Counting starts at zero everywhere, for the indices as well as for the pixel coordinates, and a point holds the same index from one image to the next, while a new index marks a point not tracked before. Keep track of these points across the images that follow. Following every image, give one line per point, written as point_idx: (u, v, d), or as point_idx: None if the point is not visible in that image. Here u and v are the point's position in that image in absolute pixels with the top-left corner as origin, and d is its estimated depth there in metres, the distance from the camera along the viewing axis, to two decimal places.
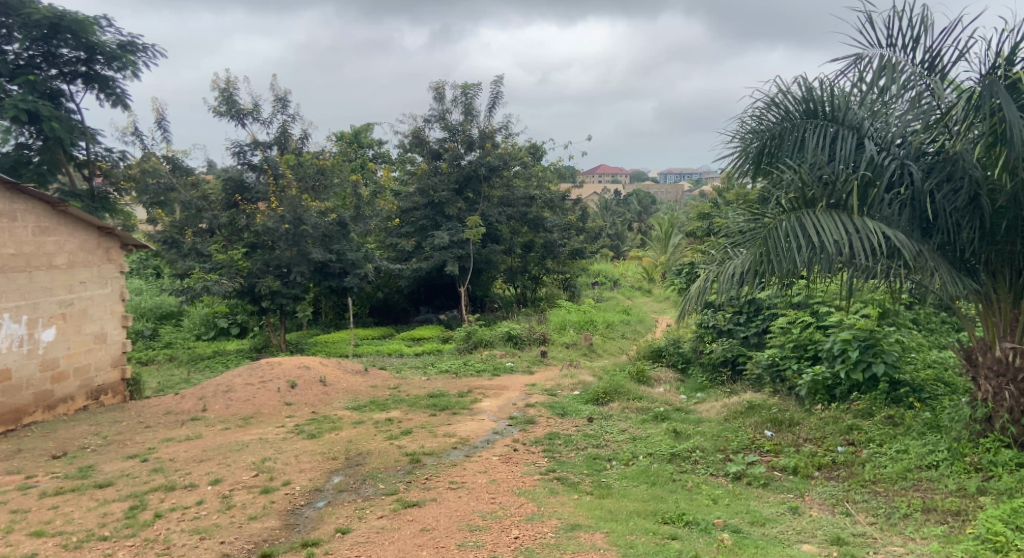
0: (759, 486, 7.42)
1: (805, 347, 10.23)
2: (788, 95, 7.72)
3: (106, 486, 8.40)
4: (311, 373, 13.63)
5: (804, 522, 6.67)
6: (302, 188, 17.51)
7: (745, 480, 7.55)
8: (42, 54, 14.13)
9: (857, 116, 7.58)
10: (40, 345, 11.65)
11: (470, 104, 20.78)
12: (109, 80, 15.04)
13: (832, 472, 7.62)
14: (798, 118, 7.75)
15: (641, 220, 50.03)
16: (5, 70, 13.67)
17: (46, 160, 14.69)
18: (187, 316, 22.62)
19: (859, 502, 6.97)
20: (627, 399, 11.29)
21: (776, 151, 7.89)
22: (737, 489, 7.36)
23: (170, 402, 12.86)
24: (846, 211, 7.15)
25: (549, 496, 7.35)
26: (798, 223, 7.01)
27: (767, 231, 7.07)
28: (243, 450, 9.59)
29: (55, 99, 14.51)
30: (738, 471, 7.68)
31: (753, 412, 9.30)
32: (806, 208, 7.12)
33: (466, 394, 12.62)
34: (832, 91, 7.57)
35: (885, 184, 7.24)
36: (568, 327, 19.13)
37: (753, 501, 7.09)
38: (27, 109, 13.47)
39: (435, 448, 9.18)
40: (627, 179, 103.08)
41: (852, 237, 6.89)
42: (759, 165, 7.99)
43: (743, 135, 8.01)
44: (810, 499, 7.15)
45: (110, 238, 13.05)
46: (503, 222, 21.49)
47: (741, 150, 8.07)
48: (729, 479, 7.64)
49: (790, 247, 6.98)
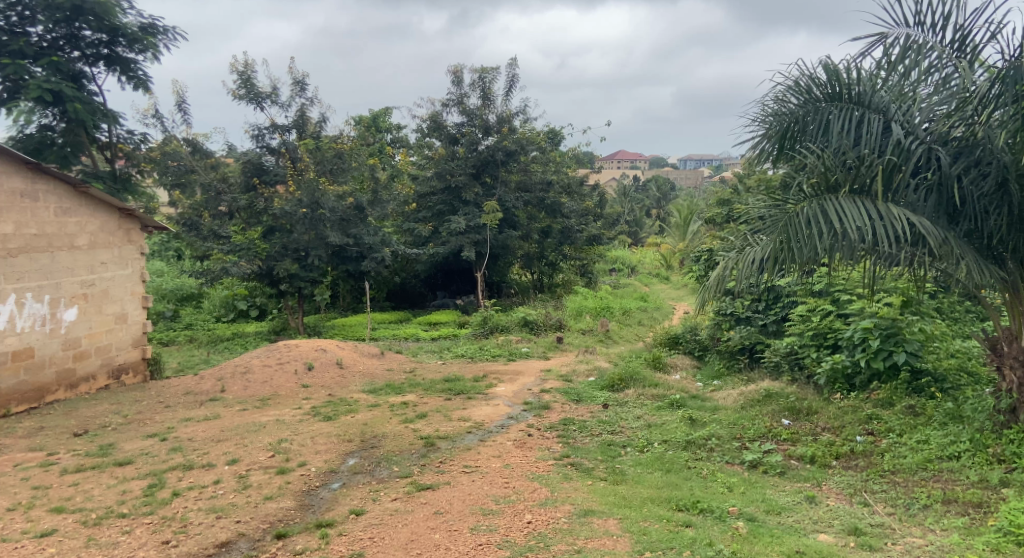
0: (775, 474, 7.36)
1: (824, 336, 10.13)
2: (811, 77, 7.57)
3: (126, 464, 8.50)
4: (327, 356, 13.75)
5: (821, 511, 6.61)
6: (319, 171, 17.74)
7: (762, 469, 7.48)
8: (65, 36, 14.19)
9: (883, 99, 7.42)
10: (61, 325, 11.88)
11: (487, 89, 20.70)
12: (130, 63, 15.10)
13: (850, 462, 7.54)
14: (822, 100, 7.59)
15: (660, 206, 49.94)
16: (30, 52, 13.75)
17: (69, 142, 14.82)
18: (208, 298, 22.82)
19: (878, 492, 6.89)
20: (643, 386, 11.27)
21: (799, 135, 7.73)
22: (753, 477, 7.30)
23: (189, 383, 12.98)
24: (870, 197, 7.02)
25: (562, 481, 7.32)
26: (820, 209, 6.90)
27: (788, 218, 6.97)
28: (260, 431, 9.67)
29: (78, 81, 14.60)
30: (753, 460, 7.63)
31: (769, 401, 9.23)
32: (829, 193, 7.01)
33: (481, 379, 12.63)
34: (857, 73, 7.42)
35: (911, 169, 7.10)
36: (584, 314, 19.11)
37: (767, 489, 7.03)
38: (51, 90, 13.53)
39: (450, 432, 9.20)
40: (646, 166, 102.45)
41: (876, 224, 6.77)
42: (780, 149, 7.84)
43: (764, 118, 7.86)
44: (827, 488, 7.08)
45: (130, 220, 13.27)
46: (520, 207, 21.46)
47: (762, 134, 7.93)
48: (744, 467, 7.58)
49: (811, 234, 6.89)
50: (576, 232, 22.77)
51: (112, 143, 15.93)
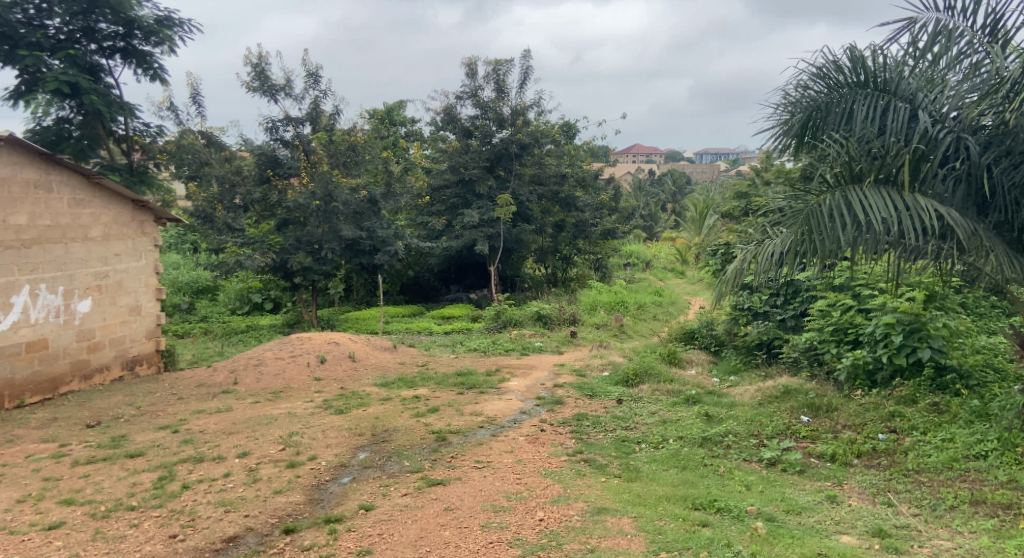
0: (794, 473, 7.20)
1: (845, 331, 9.98)
2: (835, 64, 7.39)
3: (137, 456, 8.46)
4: (340, 349, 13.68)
5: (843, 511, 6.46)
6: (333, 164, 17.77)
7: (780, 467, 7.33)
8: (81, 29, 14.16)
9: (910, 87, 7.23)
10: (75, 316, 11.88)
11: (501, 81, 20.53)
12: (146, 55, 15.09)
13: (873, 460, 7.37)
14: (846, 87, 7.41)
15: (675, 200, 49.67)
16: (47, 45, 13.74)
17: (86, 135, 14.88)
18: (224, 291, 22.84)
19: (902, 492, 6.73)
20: (658, 381, 11.21)
21: (821, 123, 7.55)
22: (772, 475, 7.14)
23: (203, 375, 12.96)
24: (897, 187, 6.82)
25: (575, 478, 7.19)
26: (843, 200, 6.72)
27: (810, 208, 6.78)
28: (271, 424, 9.63)
29: (95, 74, 14.60)
30: (771, 457, 7.47)
31: (787, 398, 9.10)
32: (854, 183, 6.82)
33: (494, 373, 12.53)
34: (883, 59, 7.24)
35: (940, 158, 6.91)
36: (598, 308, 18.98)
37: (786, 488, 6.88)
38: (68, 82, 13.56)
39: (461, 427, 9.13)
40: (662, 160, 101.91)
41: (902, 215, 6.58)
42: (802, 139, 7.66)
43: (786, 107, 7.68)
44: (849, 487, 6.92)
45: (145, 212, 13.24)
46: (534, 201, 21.36)
47: (783, 123, 7.75)
48: (762, 465, 7.43)
49: (834, 225, 6.70)
50: (590, 226, 22.61)
51: (129, 137, 16.42)
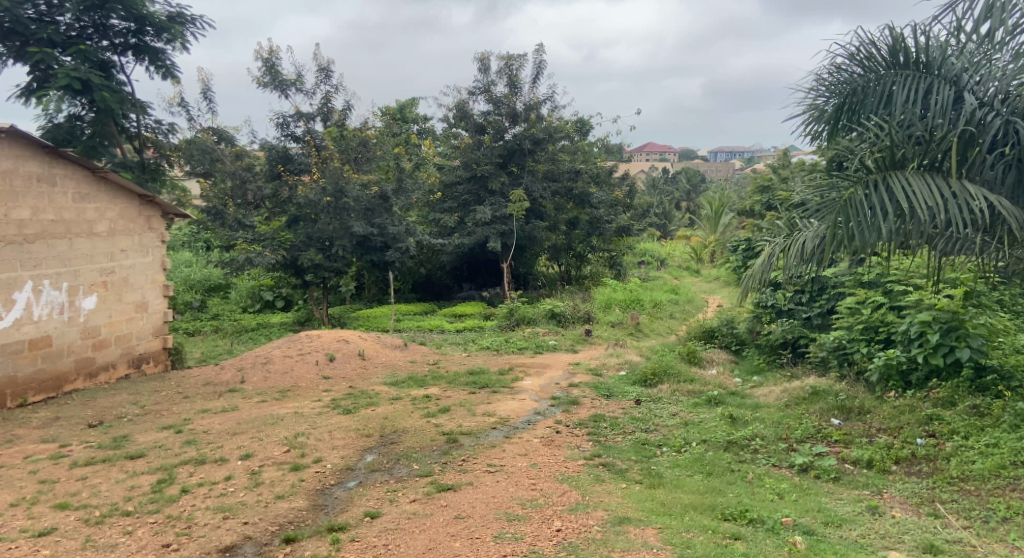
0: (829, 480, 6.80)
1: (876, 329, 9.69)
2: (872, 44, 7.00)
3: (137, 458, 8.16)
4: (350, 346, 13.38)
5: (887, 524, 6.05)
6: (344, 160, 17.55)
7: (813, 473, 6.92)
8: (93, 26, 13.89)
9: (955, 67, 6.80)
10: (80, 313, 11.63)
11: (514, 76, 20.21)
12: (159, 52, 14.85)
13: (912, 467, 6.96)
14: (884, 69, 7.00)
15: (689, 199, 49.22)
16: (58, 40, 13.42)
17: (97, 133, 14.60)
18: (236, 289, 22.62)
19: (949, 503, 6.32)
20: (678, 381, 10.96)
21: (858, 107, 7.17)
22: (805, 483, 6.74)
23: (210, 373, 12.68)
24: (942, 174, 6.41)
25: (594, 484, 6.83)
26: (884, 186, 6.33)
27: (849, 194, 6.39)
28: (277, 424, 9.34)
29: (106, 70, 14.34)
30: (804, 463, 7.06)
31: (816, 399, 8.97)
32: (895, 168, 6.43)
33: (507, 372, 12.18)
34: (925, 38, 6.82)
35: (988, 143, 6.47)
36: (614, 306, 18.63)
37: (823, 497, 6.49)
38: (79, 79, 13.30)
39: (473, 428, 8.80)
40: (675, 158, 101.29)
41: (948, 203, 6.18)
42: (837, 123, 7.28)
43: (819, 91, 7.32)
44: (890, 496, 6.52)
45: (151, 206, 12.98)
46: (548, 197, 21.01)
47: (817, 108, 7.37)
48: (794, 471, 7.03)
49: (875, 213, 6.32)
50: (604, 223, 22.24)
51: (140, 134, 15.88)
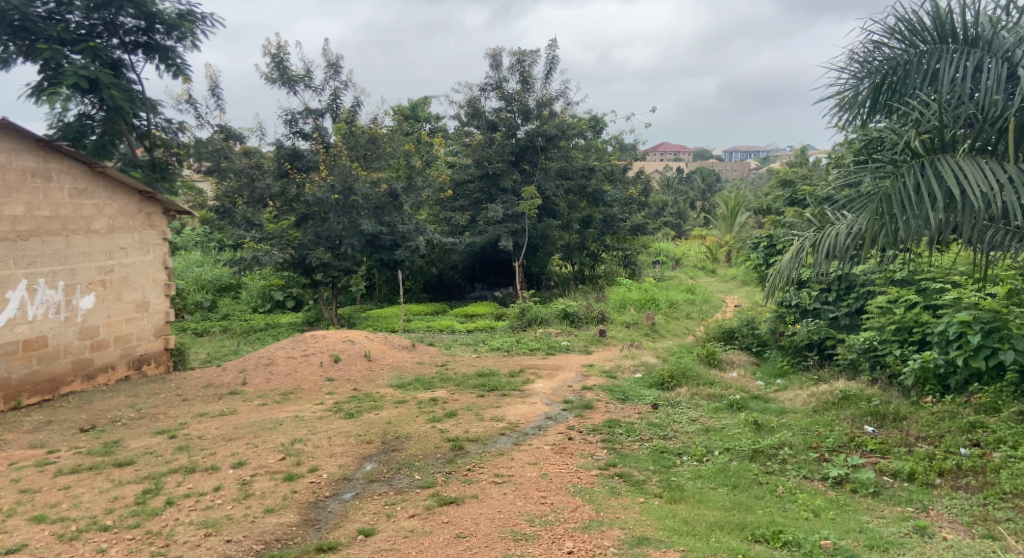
0: (867, 495, 6.27)
1: (909, 330, 9.20)
2: (914, 19, 6.53)
3: (126, 465, 7.73)
4: (355, 347, 12.93)
5: (938, 547, 5.51)
6: (353, 157, 17.16)
7: (851, 487, 6.40)
8: (103, 23, 13.50)
9: (1007, 41, 6.27)
10: (77, 312, 11.23)
11: (526, 72, 19.66)
12: (170, 51, 14.42)
13: (959, 480, 6.42)
14: (927, 45, 6.54)
15: (705, 198, 48.60)
16: (68, 37, 13.05)
17: (107, 132, 14.15)
18: (247, 289, 22.27)
19: (1005, 523, 5.76)
20: (697, 384, 10.49)
21: (899, 86, 6.69)
22: (840, 498, 6.22)
23: (211, 375, 12.27)
24: (997, 158, 5.89)
25: (609, 497, 6.32)
26: (931, 170, 5.87)
27: (892, 182, 5.97)
28: (275, 430, 8.90)
29: (116, 69, 13.96)
30: (838, 475, 6.54)
31: (846, 405, 8.54)
32: (943, 151, 5.93)
33: (518, 374, 11.67)
34: (973, 11, 6.33)
35: None
36: (629, 306, 18.09)
37: (863, 515, 5.97)
38: (87, 77, 12.90)
39: (480, 433, 8.32)
40: (691, 157, 100.44)
41: (1004, 189, 5.69)
42: (876, 104, 6.81)
43: (856, 70, 6.85)
44: (936, 514, 5.98)
45: (152, 204, 12.58)
46: (560, 195, 20.50)
47: (854, 89, 6.91)
48: (828, 484, 6.51)
49: (920, 200, 5.86)
50: (619, 221, 21.71)
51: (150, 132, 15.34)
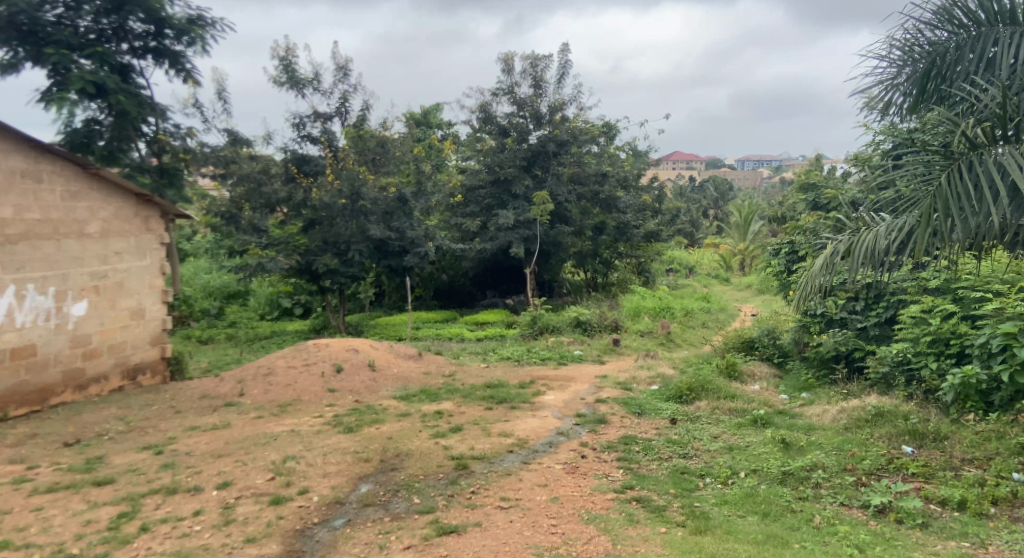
0: (915, 527, 5.69)
1: (946, 342, 8.53)
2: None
3: (105, 484, 7.19)
4: (359, 357, 12.39)
5: None
6: (359, 161, 16.52)
7: (895, 517, 5.81)
8: (112, 28, 13.04)
9: None
10: (69, 319, 10.72)
11: (540, 76, 19.12)
12: (179, 56, 13.97)
13: (1014, 510, 5.83)
14: (979, 27, 6.37)
15: (718, 205, 47.90)
16: (76, 42, 12.55)
17: (116, 137, 13.44)
18: (255, 296, 21.79)
19: None
20: (718, 397, 9.90)
21: (950, 71, 6.53)
22: (886, 531, 5.64)
23: (208, 385, 11.75)
24: None
25: (626, 527, 5.85)
26: (986, 162, 5.83)
27: (946, 174, 5.94)
28: (268, 445, 8.36)
29: (125, 75, 13.52)
30: (880, 504, 5.97)
31: (881, 422, 7.93)
32: (1001, 141, 5.88)
33: (527, 386, 11.08)
34: None
35: None
36: (643, 315, 17.49)
37: (912, 552, 5.37)
38: (95, 82, 12.44)
39: (486, 451, 7.74)
40: (704, 165, 99.63)
41: None
42: (926, 90, 6.66)
43: (905, 55, 6.71)
44: (994, 549, 5.39)
45: (150, 206, 12.05)
46: (573, 201, 19.93)
47: (902, 75, 6.75)
48: (868, 513, 5.93)
49: (975, 192, 5.82)
50: (633, 227, 21.15)
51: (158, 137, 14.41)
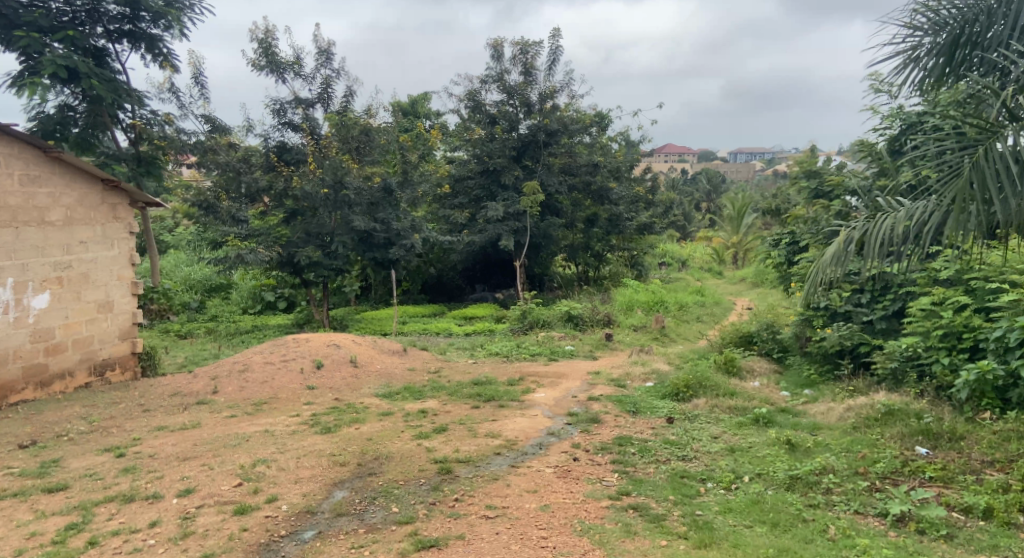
0: (940, 539, 5.20)
1: (958, 336, 8.10)
2: None
3: (57, 491, 6.63)
4: (341, 352, 11.84)
5: None
6: (343, 150, 15.92)
7: (917, 527, 5.33)
8: (87, 12, 12.45)
9: None
10: (29, 313, 10.14)
11: (529, 63, 18.50)
12: (156, 40, 13.41)
13: None
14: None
15: (709, 199, 47.46)
16: (47, 24, 11.88)
17: (90, 125, 12.72)
18: (238, 290, 21.17)
19: None
20: (716, 395, 9.42)
21: (979, 40, 6.47)
22: (907, 542, 5.15)
23: (180, 382, 11.17)
24: None
25: (622, 539, 5.36)
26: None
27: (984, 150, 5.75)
28: (238, 447, 7.81)
29: (99, 59, 12.90)
30: (900, 513, 5.47)
31: (891, 422, 7.45)
32: None
33: (517, 383, 10.57)
34: None
35: None
36: (636, 309, 16.99)
37: None
38: (67, 66, 11.71)
39: (472, 453, 7.22)
40: (694, 159, 99.23)
41: None
42: (954, 60, 6.59)
43: (931, 23, 6.64)
44: None
45: (118, 193, 11.41)
46: (564, 192, 19.41)
47: (928, 44, 6.67)
48: (887, 522, 5.43)
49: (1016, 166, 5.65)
50: (625, 220, 20.66)
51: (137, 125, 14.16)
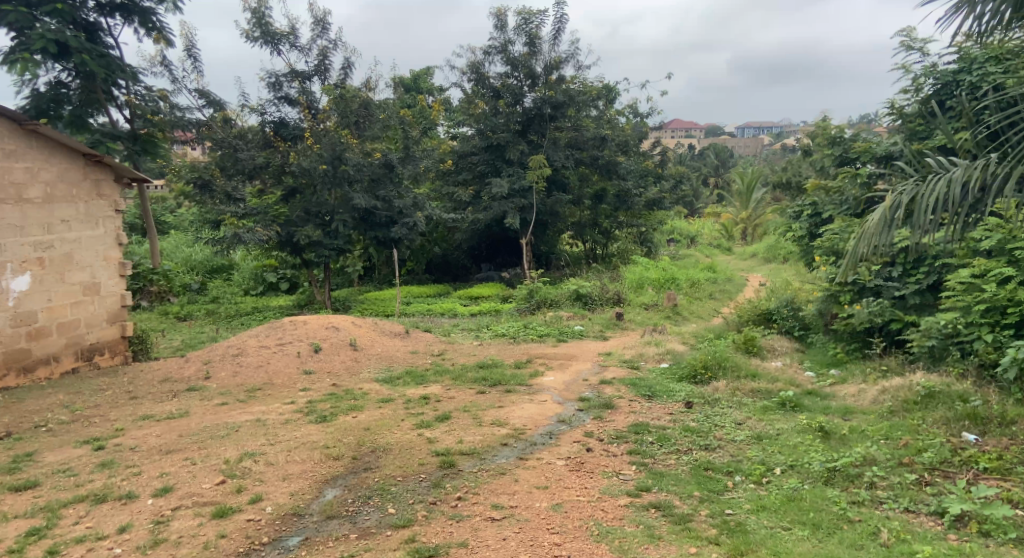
0: (1007, 544, 4.64)
1: (1002, 311, 7.51)
2: None
3: (26, 490, 6.11)
4: (340, 335, 11.29)
5: None
6: (341, 124, 15.21)
7: (979, 529, 4.78)
8: None
9: None
10: (8, 296, 9.57)
11: (533, 34, 17.75)
12: (150, 13, 12.82)
13: None
14: None
15: (718, 174, 46.64)
16: None
17: (85, 101, 12.55)
18: (240, 271, 20.59)
19: None
20: (737, 376, 8.85)
21: None
22: (969, 547, 4.60)
23: (172, 367, 10.63)
24: None
25: (642, 546, 4.83)
26: None
27: None
28: (227, 438, 7.27)
29: (92, 34, 12.40)
30: (957, 513, 4.91)
31: (933, 406, 6.91)
32: None
33: (524, 366, 10.00)
34: None
35: None
36: (646, 287, 16.37)
37: None
38: (56, 41, 11.11)
39: (477, 444, 6.65)
40: (701, 135, 97.99)
41: None
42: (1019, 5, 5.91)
43: None
44: None
45: (103, 169, 10.79)
46: (570, 167, 18.72)
47: None
48: (944, 523, 4.88)
49: None
50: (633, 196, 19.99)
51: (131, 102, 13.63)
